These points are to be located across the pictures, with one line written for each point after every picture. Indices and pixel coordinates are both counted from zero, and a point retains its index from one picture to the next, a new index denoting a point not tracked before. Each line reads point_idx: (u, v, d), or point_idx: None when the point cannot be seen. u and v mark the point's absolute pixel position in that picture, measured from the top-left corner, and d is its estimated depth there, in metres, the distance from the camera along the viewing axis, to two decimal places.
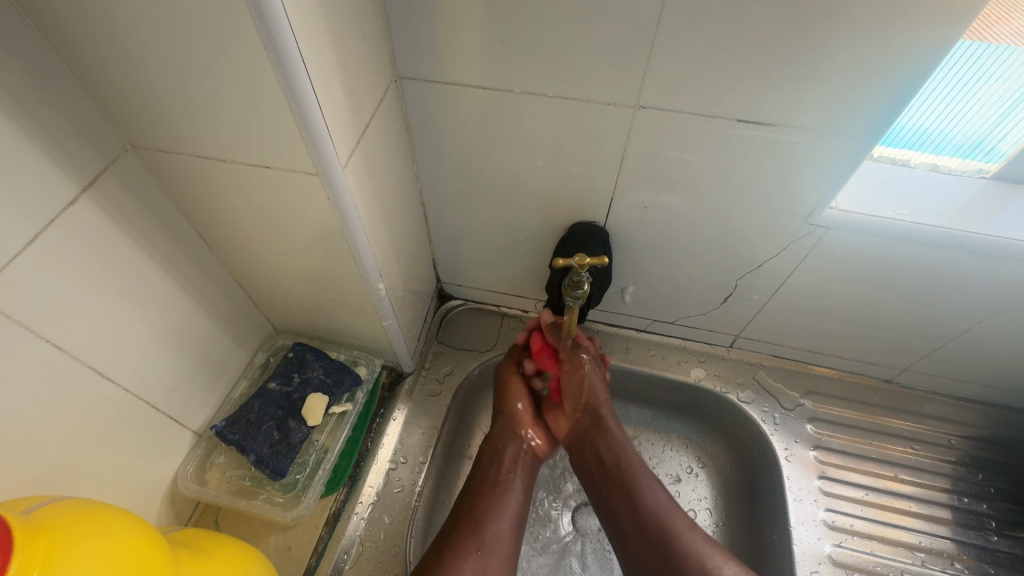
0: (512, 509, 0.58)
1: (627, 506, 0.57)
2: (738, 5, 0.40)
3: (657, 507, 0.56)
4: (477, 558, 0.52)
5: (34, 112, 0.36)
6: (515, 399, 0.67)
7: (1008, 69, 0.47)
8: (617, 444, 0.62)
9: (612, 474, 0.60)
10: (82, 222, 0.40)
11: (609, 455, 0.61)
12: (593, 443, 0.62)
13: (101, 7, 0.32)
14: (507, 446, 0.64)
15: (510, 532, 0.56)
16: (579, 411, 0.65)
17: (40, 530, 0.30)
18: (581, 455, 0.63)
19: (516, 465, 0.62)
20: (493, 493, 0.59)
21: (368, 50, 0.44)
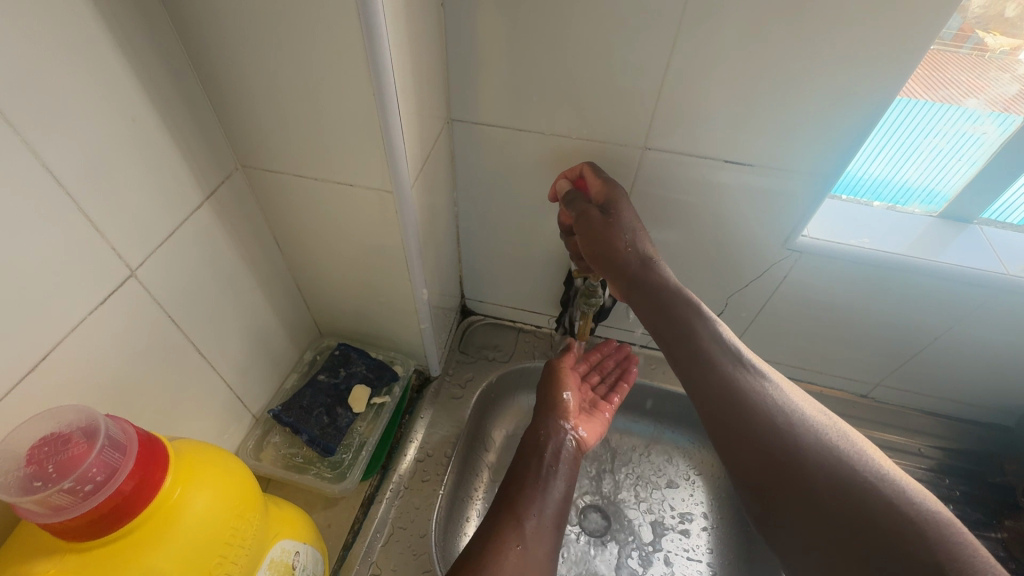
0: (554, 504, 0.57)
1: (744, 399, 0.47)
2: (724, 72, 0.52)
3: (762, 387, 0.48)
4: (520, 554, 0.49)
5: (185, 136, 0.47)
6: (561, 392, 0.70)
7: (940, 126, 0.59)
8: (697, 312, 0.52)
9: (716, 346, 0.51)
10: (202, 222, 0.50)
11: (690, 306, 0.53)
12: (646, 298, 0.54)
13: (253, 59, 0.44)
14: (551, 437, 0.64)
15: (551, 527, 0.54)
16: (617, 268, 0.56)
17: (186, 455, 0.38)
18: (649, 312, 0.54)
19: (559, 459, 0.62)
20: (535, 485, 0.58)
21: (433, 98, 0.55)
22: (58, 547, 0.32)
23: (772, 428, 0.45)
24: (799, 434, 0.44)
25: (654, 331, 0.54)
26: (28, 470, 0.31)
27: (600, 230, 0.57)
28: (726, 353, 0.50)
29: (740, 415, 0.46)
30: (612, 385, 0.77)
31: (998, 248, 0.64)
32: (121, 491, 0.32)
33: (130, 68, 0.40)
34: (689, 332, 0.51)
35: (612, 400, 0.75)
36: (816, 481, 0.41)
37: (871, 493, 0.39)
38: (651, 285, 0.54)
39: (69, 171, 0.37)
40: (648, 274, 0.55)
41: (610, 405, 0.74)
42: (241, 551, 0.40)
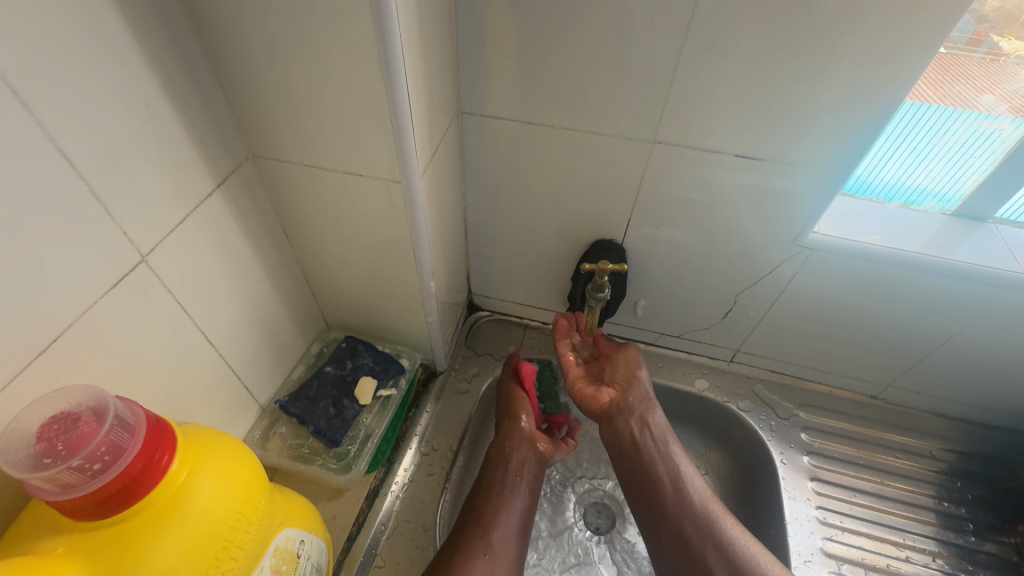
0: (517, 513, 0.62)
1: (676, 490, 0.61)
2: (736, 66, 0.51)
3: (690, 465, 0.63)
4: (486, 562, 0.56)
5: (196, 125, 0.47)
6: (518, 404, 0.71)
7: (954, 124, 0.58)
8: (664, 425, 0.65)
9: (658, 449, 0.64)
10: (212, 210, 0.51)
11: (656, 431, 0.65)
12: (632, 415, 0.66)
13: (264, 48, 0.44)
14: (515, 449, 0.67)
15: (516, 534, 0.60)
16: (620, 384, 0.68)
17: (191, 439, 0.38)
18: (624, 427, 0.66)
19: (524, 469, 0.66)
20: (500, 496, 0.63)
21: (443, 89, 0.55)
22: (67, 527, 0.33)
23: (690, 520, 0.59)
24: (709, 521, 0.58)
25: (623, 442, 0.65)
26: (38, 448, 0.31)
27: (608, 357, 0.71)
28: (663, 453, 0.64)
29: (665, 498, 0.61)
30: (629, 379, 0.68)
31: (1014, 248, 0.63)
32: (129, 472, 0.32)
33: (143, 53, 0.40)
34: (633, 438, 0.65)
35: (609, 391, 0.69)
36: (730, 562, 0.55)
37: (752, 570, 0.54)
38: (633, 405, 0.66)
39: (82, 157, 0.38)
40: (632, 397, 0.67)
41: (614, 401, 0.68)
42: (247, 535, 0.40)
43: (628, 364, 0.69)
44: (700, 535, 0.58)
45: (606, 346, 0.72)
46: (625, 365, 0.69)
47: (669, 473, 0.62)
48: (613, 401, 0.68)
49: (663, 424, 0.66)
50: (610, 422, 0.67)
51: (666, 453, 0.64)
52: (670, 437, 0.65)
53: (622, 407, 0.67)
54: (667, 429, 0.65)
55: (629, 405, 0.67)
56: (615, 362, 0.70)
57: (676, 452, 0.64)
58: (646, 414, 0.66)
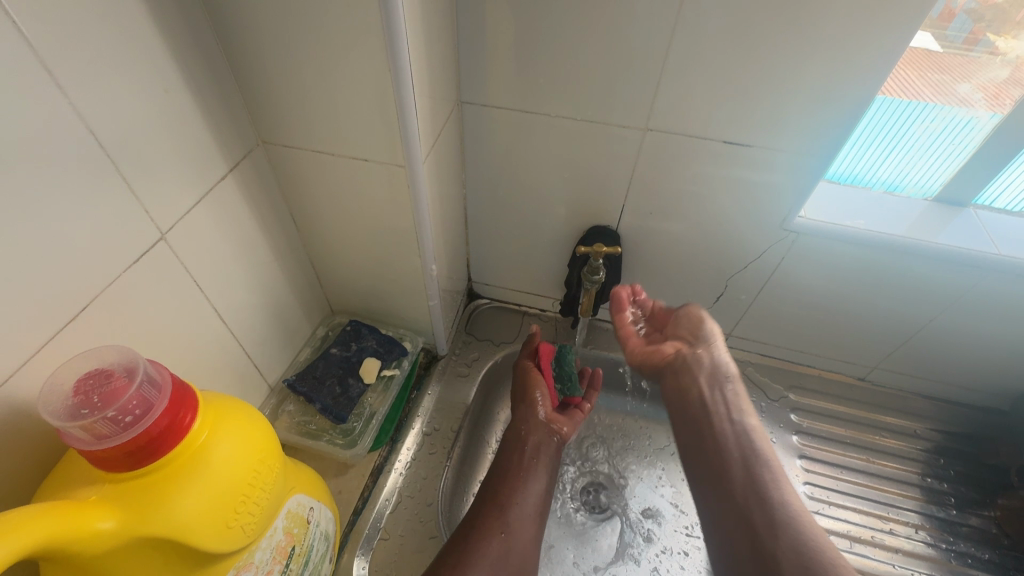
0: (535, 495, 0.65)
1: (744, 467, 0.57)
2: (722, 55, 0.54)
3: (766, 443, 0.59)
4: (502, 541, 0.58)
5: (211, 110, 0.49)
6: (533, 387, 0.73)
7: (933, 111, 0.61)
8: (739, 391, 0.64)
9: (730, 415, 0.62)
10: (225, 193, 0.53)
11: (728, 393, 0.64)
12: (698, 372, 0.66)
13: (275, 38, 0.46)
14: (531, 433, 0.70)
15: (532, 514, 0.63)
16: (689, 338, 0.69)
17: (210, 403, 0.41)
18: (688, 385, 0.66)
19: (540, 452, 0.69)
20: (517, 478, 0.65)
21: (444, 79, 0.58)
22: (101, 478, 0.35)
23: (759, 498, 0.54)
24: (779, 502, 0.53)
25: (689, 398, 0.66)
26: (76, 400, 0.34)
27: (671, 317, 0.72)
28: (736, 420, 0.62)
29: (733, 476, 0.57)
30: (696, 334, 0.69)
31: (992, 232, 0.65)
32: (159, 425, 0.35)
33: (163, 42, 0.43)
34: (702, 395, 0.65)
35: (676, 344, 0.70)
36: (797, 550, 0.49)
37: (821, 561, 0.47)
38: (702, 359, 0.67)
39: (108, 138, 0.40)
40: (700, 350, 0.67)
41: (680, 352, 0.69)
42: (263, 494, 0.42)
43: (697, 319, 0.69)
44: (769, 517, 0.52)
45: (665, 314, 0.73)
46: (693, 321, 0.69)
47: (739, 445, 0.59)
48: (678, 352, 0.69)
49: (738, 390, 0.64)
50: (677, 374, 0.67)
51: (738, 421, 0.61)
52: (746, 405, 0.63)
53: (686, 364, 0.67)
54: (742, 396, 0.64)
55: (696, 357, 0.67)
56: (682, 318, 0.70)
57: (752, 426, 0.61)
58: (720, 376, 0.65)
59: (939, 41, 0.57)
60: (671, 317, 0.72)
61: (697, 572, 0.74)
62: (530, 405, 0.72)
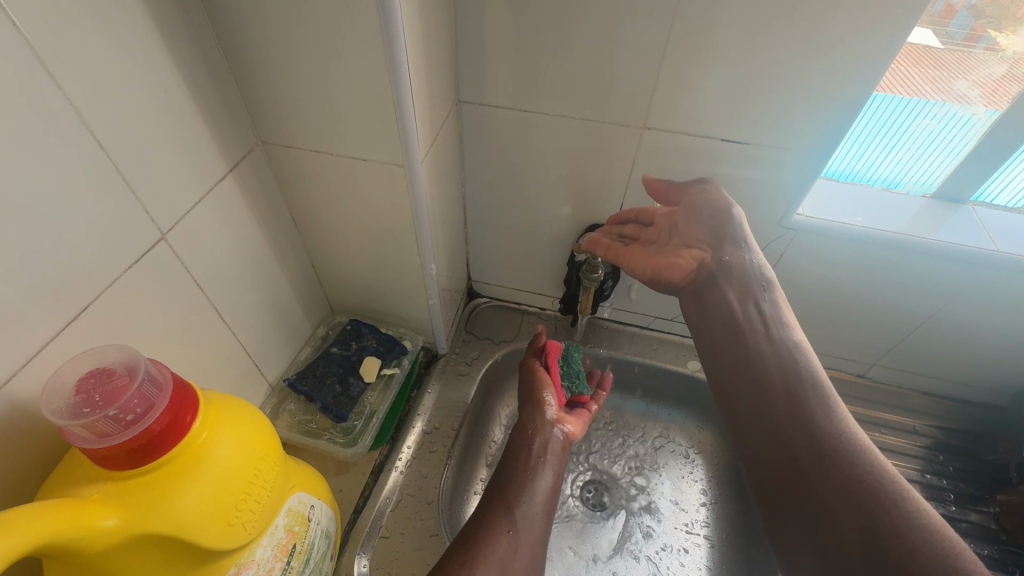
0: (544, 492, 0.62)
1: (788, 392, 0.53)
2: (719, 53, 0.54)
3: (813, 360, 0.55)
4: (510, 537, 0.55)
5: (211, 111, 0.50)
6: (541, 389, 0.73)
7: (931, 108, 0.61)
8: (776, 299, 0.59)
9: (768, 332, 0.57)
10: (224, 192, 0.53)
11: (764, 306, 0.59)
12: (728, 283, 0.60)
13: (275, 39, 0.47)
14: (538, 432, 0.69)
15: (541, 513, 0.60)
16: (705, 241, 0.62)
17: (211, 403, 0.41)
18: (721, 303, 0.60)
19: (548, 451, 0.68)
20: (523, 475, 0.63)
21: (442, 79, 0.58)
22: (101, 476, 0.35)
23: (808, 427, 0.50)
24: (828, 430, 0.49)
25: (720, 315, 0.60)
26: (78, 398, 0.34)
27: (679, 208, 0.63)
28: (775, 336, 0.57)
29: (776, 401, 0.53)
30: (715, 233, 0.61)
31: (990, 228, 0.65)
32: (160, 423, 0.35)
33: (163, 43, 0.43)
34: (734, 312, 0.59)
35: (694, 252, 0.63)
36: (847, 489, 0.46)
37: (879, 496, 0.44)
38: (731, 267, 0.60)
39: (108, 138, 0.40)
40: (727, 256, 0.60)
41: (702, 262, 0.62)
42: (264, 492, 0.42)
43: (713, 215, 0.61)
44: (818, 442, 0.49)
45: (667, 213, 0.65)
46: (711, 217, 0.61)
47: (782, 365, 0.55)
48: (702, 264, 0.62)
49: (774, 299, 0.59)
50: (703, 291, 0.62)
51: (778, 338, 0.57)
52: (785, 315, 0.59)
53: (712, 275, 0.61)
54: (781, 306, 0.59)
55: (723, 266, 0.61)
56: (696, 217, 0.62)
57: (796, 342, 0.56)
58: (754, 287, 0.59)
59: (940, 38, 0.57)
60: (687, 213, 0.62)
61: (696, 569, 0.74)
62: (539, 405, 0.72)
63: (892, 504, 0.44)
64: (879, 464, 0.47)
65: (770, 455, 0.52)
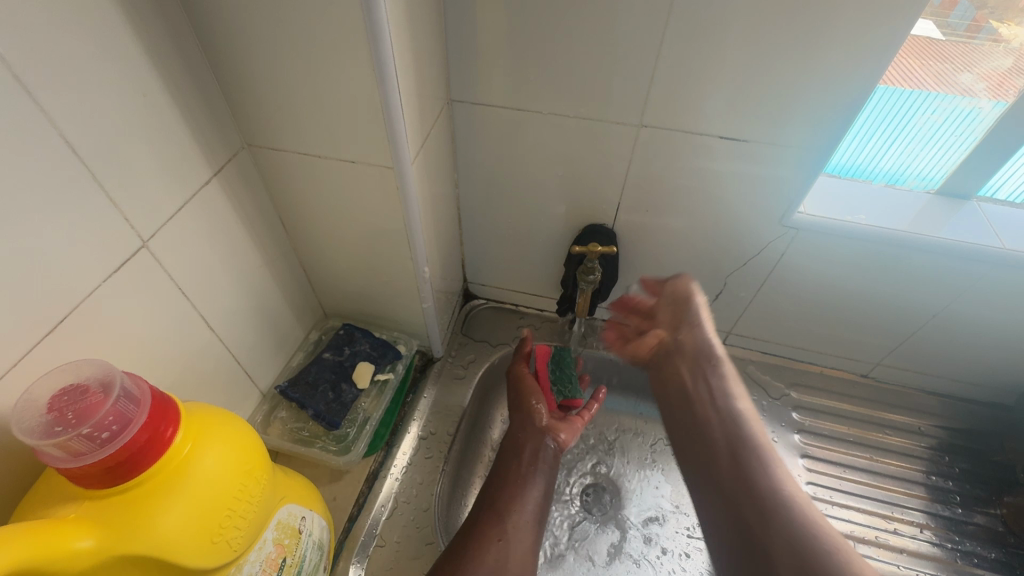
0: (534, 501, 0.64)
1: (730, 450, 0.58)
2: (716, 47, 0.52)
3: (755, 426, 0.60)
4: (500, 547, 0.57)
5: (193, 114, 0.48)
6: (530, 395, 0.72)
7: (935, 102, 0.59)
8: (722, 372, 0.66)
9: (712, 400, 0.65)
10: (209, 198, 0.52)
11: (711, 377, 0.66)
12: (686, 359, 0.69)
13: (257, 39, 0.45)
14: (529, 440, 0.69)
15: (532, 521, 0.62)
16: (671, 324, 0.70)
17: (194, 414, 0.40)
18: (681, 377, 0.69)
19: (539, 459, 0.68)
20: (515, 484, 0.65)
21: (432, 78, 0.57)
22: (79, 495, 0.34)
23: (748, 485, 0.54)
24: (768, 488, 0.53)
25: (673, 387, 0.69)
26: (49, 416, 0.33)
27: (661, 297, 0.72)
28: (719, 404, 0.64)
29: (722, 472, 0.57)
30: (676, 321, 0.70)
31: (995, 224, 0.64)
32: (138, 440, 0.34)
33: (141, 45, 0.42)
34: (688, 387, 0.68)
35: (657, 333, 0.73)
36: (790, 546, 0.47)
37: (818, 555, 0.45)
38: (684, 345, 0.69)
39: (85, 145, 0.39)
40: (682, 335, 0.69)
41: (663, 340, 0.71)
42: (250, 507, 0.41)
43: (679, 302, 0.69)
44: (750, 489, 0.53)
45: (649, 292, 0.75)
46: (678, 305, 0.69)
47: (723, 430, 0.61)
48: (661, 341, 0.72)
49: (724, 372, 0.66)
50: (659, 368, 0.71)
51: (723, 408, 0.63)
52: (733, 386, 0.65)
53: (670, 348, 0.70)
54: (729, 377, 0.66)
55: (678, 343, 0.70)
56: (667, 297, 0.71)
57: (743, 410, 0.62)
58: (703, 361, 0.68)
59: (942, 29, 0.56)
60: (662, 291, 0.72)
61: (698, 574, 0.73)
62: (527, 413, 0.71)
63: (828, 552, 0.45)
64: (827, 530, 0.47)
65: (720, 524, 0.54)
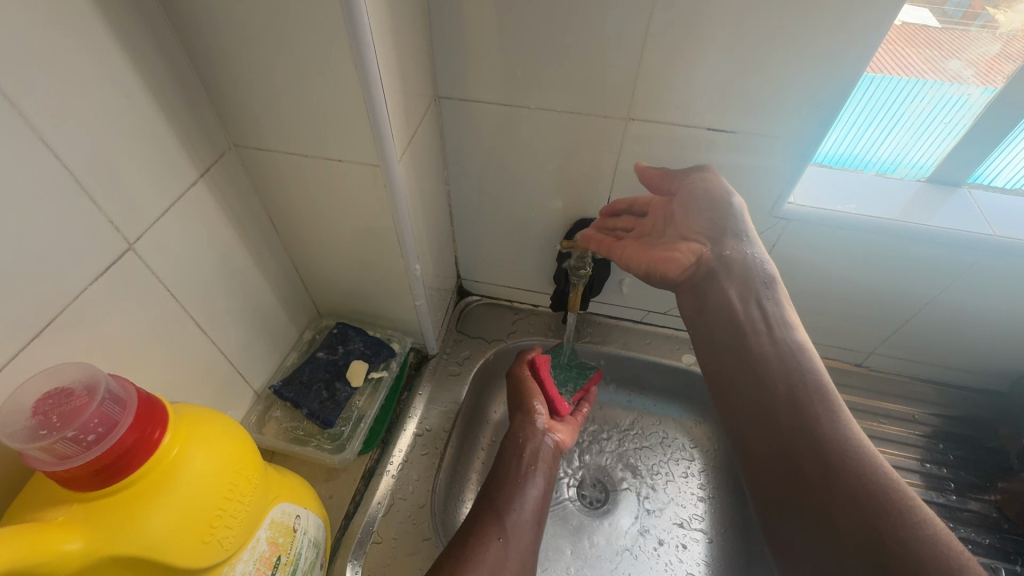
0: (533, 502, 0.62)
1: (792, 397, 0.50)
2: (701, 39, 0.52)
3: (818, 365, 0.51)
4: (499, 546, 0.55)
5: (177, 115, 0.48)
6: (531, 397, 0.72)
7: (923, 90, 0.59)
8: (777, 296, 0.56)
9: (771, 333, 0.54)
10: (196, 199, 0.52)
11: (767, 306, 0.56)
12: (735, 280, 0.57)
13: (238, 39, 0.45)
14: (529, 439, 0.68)
15: (530, 521, 0.60)
16: (704, 229, 0.58)
17: (184, 416, 0.40)
18: (731, 314, 0.56)
19: (539, 459, 0.67)
20: (515, 483, 0.63)
21: (417, 75, 0.56)
22: (67, 498, 0.34)
23: (812, 435, 0.48)
24: (835, 439, 0.47)
25: (723, 314, 0.57)
26: (34, 420, 0.33)
27: (676, 198, 0.60)
28: (779, 337, 0.54)
29: (778, 409, 0.50)
30: (715, 226, 0.58)
31: (985, 211, 0.64)
32: (123, 443, 0.34)
33: (121, 47, 0.41)
34: (734, 310, 0.56)
35: (690, 246, 0.59)
36: (853, 505, 0.43)
37: (890, 515, 0.42)
38: (731, 263, 0.57)
39: (68, 150, 0.39)
40: (727, 250, 0.57)
41: (699, 257, 0.58)
42: (241, 506, 0.41)
43: (711, 204, 0.58)
44: (815, 440, 0.47)
45: (662, 205, 0.62)
46: (710, 208, 0.58)
47: (785, 369, 0.51)
48: (700, 259, 0.58)
49: (777, 297, 0.56)
50: (701, 287, 0.59)
51: (781, 340, 0.54)
52: (789, 315, 0.55)
53: (709, 274, 0.58)
54: (784, 304, 0.56)
55: (724, 260, 0.58)
56: (696, 206, 0.58)
57: (799, 343, 0.53)
58: (755, 283, 0.56)
59: (937, 17, 0.55)
60: (685, 203, 0.59)
61: (695, 564, 0.73)
62: (529, 413, 0.70)
63: (904, 518, 0.41)
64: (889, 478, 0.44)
65: (775, 467, 0.49)
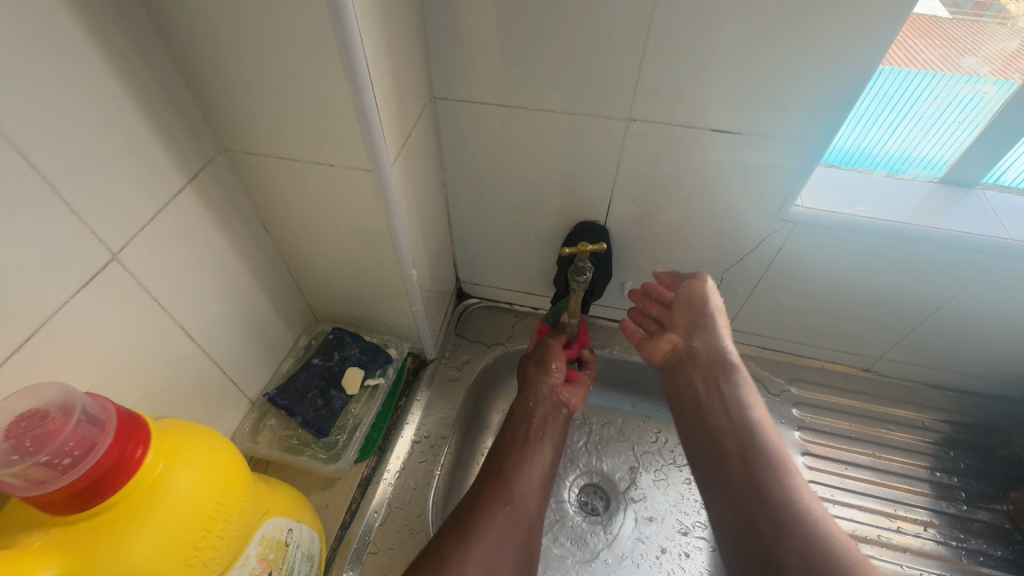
0: (540, 469, 0.63)
1: (744, 459, 0.52)
2: (705, 37, 0.50)
3: (773, 437, 0.53)
4: (507, 513, 0.57)
5: (163, 120, 0.47)
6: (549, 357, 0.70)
7: (935, 88, 0.57)
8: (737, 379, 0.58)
9: (726, 410, 0.57)
10: (184, 206, 0.51)
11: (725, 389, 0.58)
12: (699, 367, 0.61)
13: (223, 40, 0.43)
14: (540, 404, 0.67)
15: (536, 488, 0.61)
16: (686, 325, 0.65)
17: (168, 433, 0.39)
18: (692, 394, 0.61)
19: (547, 425, 0.67)
20: (522, 450, 0.64)
21: (411, 75, 0.55)
22: (45, 521, 0.33)
23: (762, 497, 0.48)
24: (783, 499, 0.47)
25: (686, 397, 0.61)
26: (7, 443, 0.32)
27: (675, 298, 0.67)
28: (734, 415, 0.56)
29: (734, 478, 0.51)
30: (693, 325, 0.64)
31: (1000, 213, 0.61)
32: (100, 465, 0.33)
33: (103, 52, 0.40)
34: (696, 391, 0.60)
35: (669, 338, 0.67)
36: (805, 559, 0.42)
37: (831, 566, 0.40)
38: (698, 353, 0.62)
39: (45, 160, 0.38)
40: (695, 343, 0.63)
41: (676, 346, 0.65)
42: (228, 524, 0.40)
43: (693, 307, 0.64)
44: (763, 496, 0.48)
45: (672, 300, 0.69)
46: (690, 307, 0.64)
47: (737, 438, 0.54)
48: (674, 348, 0.65)
49: (740, 383, 0.58)
50: (671, 372, 0.64)
51: (736, 416, 0.56)
52: (753, 396, 0.57)
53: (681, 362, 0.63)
54: (749, 388, 0.58)
55: (692, 351, 0.63)
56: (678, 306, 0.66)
57: (757, 418, 0.55)
58: (718, 371, 0.59)
59: (948, 8, 0.54)
60: (677, 302, 0.66)
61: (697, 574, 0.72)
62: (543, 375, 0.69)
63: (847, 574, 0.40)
64: (837, 535, 0.43)
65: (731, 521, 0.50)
